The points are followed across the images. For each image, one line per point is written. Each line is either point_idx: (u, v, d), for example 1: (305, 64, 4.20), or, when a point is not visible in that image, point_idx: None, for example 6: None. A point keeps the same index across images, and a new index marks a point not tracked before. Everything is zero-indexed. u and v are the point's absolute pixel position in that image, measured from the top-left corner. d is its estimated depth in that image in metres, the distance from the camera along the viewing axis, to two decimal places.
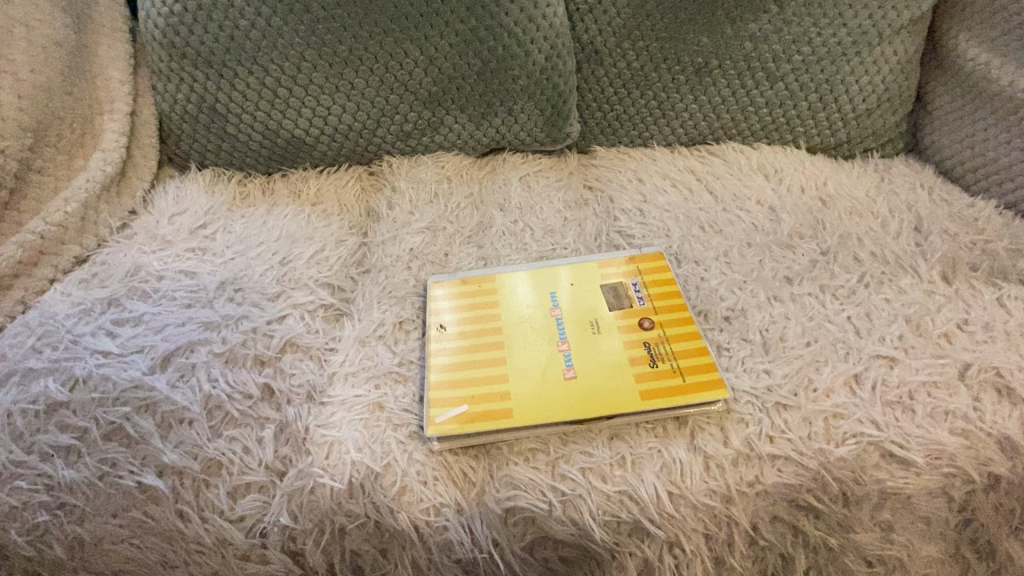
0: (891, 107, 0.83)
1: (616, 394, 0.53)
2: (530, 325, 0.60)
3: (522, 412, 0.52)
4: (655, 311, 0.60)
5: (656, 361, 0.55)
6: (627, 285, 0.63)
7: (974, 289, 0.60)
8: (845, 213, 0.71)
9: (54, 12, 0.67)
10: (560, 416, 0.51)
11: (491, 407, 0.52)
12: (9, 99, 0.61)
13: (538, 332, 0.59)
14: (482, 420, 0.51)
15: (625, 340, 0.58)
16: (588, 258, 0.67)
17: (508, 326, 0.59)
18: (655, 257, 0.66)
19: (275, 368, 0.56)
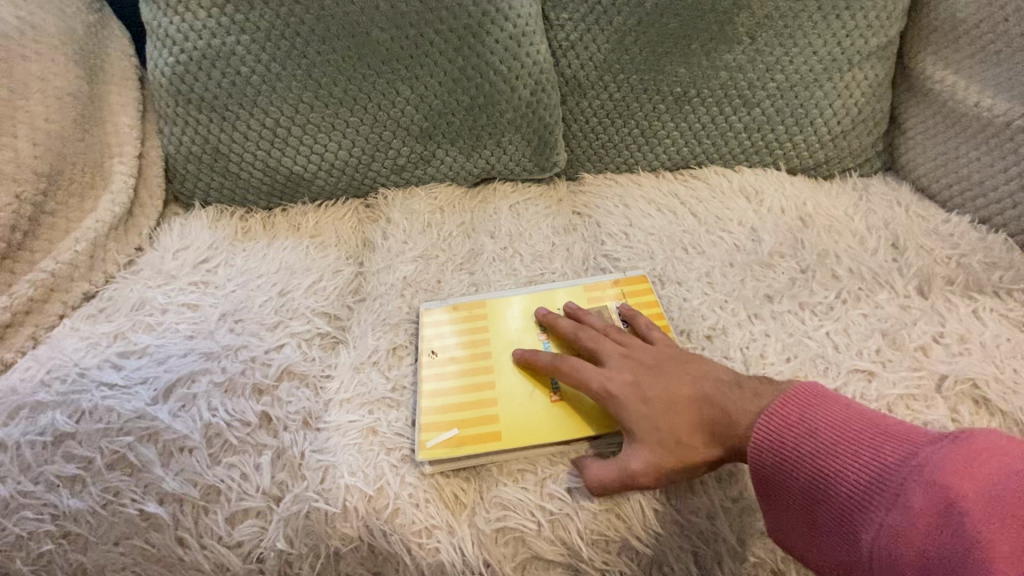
0: (866, 128, 0.86)
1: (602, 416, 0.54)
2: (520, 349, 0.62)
3: (511, 435, 0.54)
4: None
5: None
6: (611, 308, 0.65)
7: (950, 303, 0.62)
8: (824, 232, 0.74)
9: (68, 64, 0.70)
10: (547, 438, 0.53)
11: (480, 431, 0.54)
12: (24, 147, 0.64)
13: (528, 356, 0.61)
14: (472, 444, 0.53)
15: None
16: (576, 282, 0.70)
17: (498, 351, 0.62)
18: (639, 280, 0.69)
19: (272, 397, 0.58)
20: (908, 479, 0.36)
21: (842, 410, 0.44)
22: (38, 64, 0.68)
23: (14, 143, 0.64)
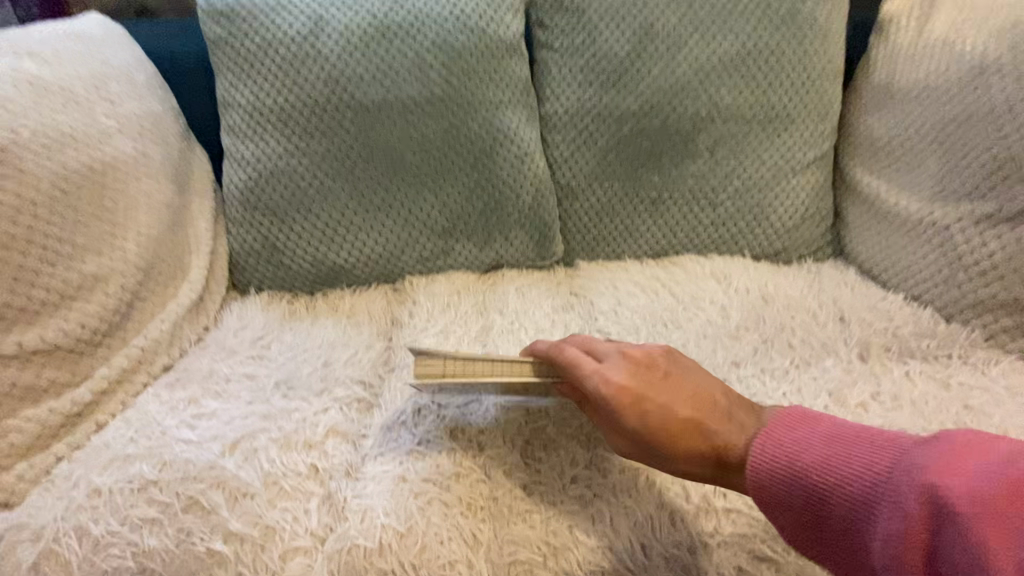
0: (815, 222, 1.03)
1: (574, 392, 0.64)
2: None
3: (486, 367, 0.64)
4: None
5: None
6: None
7: (884, 366, 0.77)
8: (783, 308, 0.87)
9: (165, 182, 0.86)
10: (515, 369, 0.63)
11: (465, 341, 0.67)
12: (130, 248, 0.78)
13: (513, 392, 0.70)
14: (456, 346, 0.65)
15: None
16: None
17: None
18: None
19: (320, 451, 0.69)
20: (902, 475, 0.47)
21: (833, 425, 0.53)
22: (146, 183, 0.83)
23: (125, 247, 0.78)
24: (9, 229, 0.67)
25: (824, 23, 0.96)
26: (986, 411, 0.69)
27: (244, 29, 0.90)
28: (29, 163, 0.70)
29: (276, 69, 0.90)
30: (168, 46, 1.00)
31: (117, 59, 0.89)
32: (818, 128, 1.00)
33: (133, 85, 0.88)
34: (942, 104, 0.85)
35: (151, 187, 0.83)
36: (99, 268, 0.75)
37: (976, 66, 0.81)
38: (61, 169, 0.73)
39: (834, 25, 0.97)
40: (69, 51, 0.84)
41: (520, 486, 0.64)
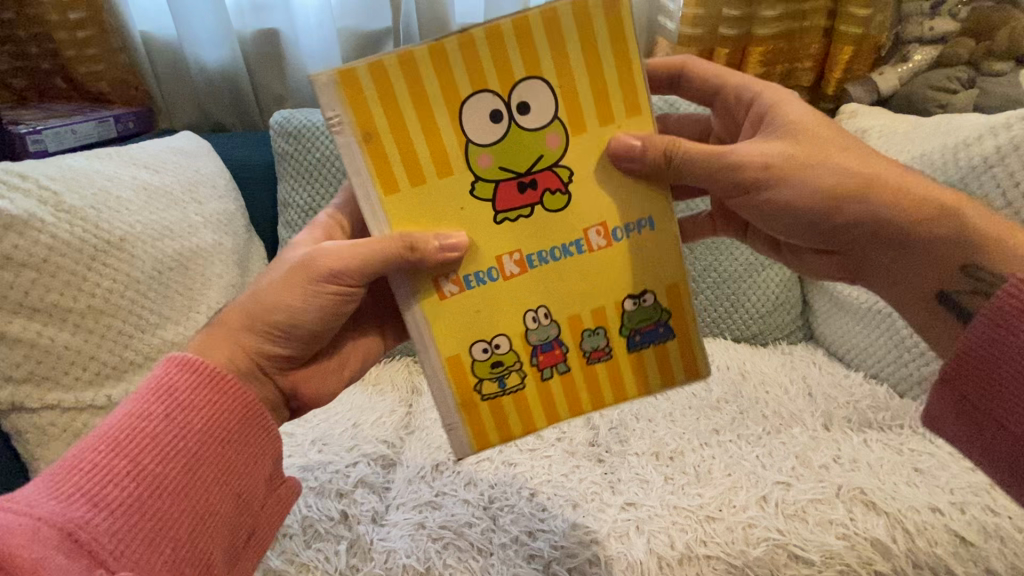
0: (787, 308, 1.11)
1: (597, 292, 0.58)
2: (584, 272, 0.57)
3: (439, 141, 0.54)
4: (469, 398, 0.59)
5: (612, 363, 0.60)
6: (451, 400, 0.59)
7: (846, 434, 0.89)
8: (758, 383, 0.99)
9: (230, 265, 1.00)
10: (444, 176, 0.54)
11: (421, 129, 0.53)
12: (201, 318, 0.92)
13: (488, 308, 0.57)
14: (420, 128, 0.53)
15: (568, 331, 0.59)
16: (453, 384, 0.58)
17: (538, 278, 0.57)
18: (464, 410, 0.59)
19: (350, 498, 0.80)
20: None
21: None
22: (214, 265, 0.98)
23: (198, 317, 0.92)
24: (116, 300, 0.83)
25: None
26: (934, 473, 0.82)
27: (306, 146, 1.10)
28: (138, 248, 0.88)
29: (330, 178, 1.10)
30: (243, 157, 1.22)
31: (205, 168, 1.07)
32: None
33: (216, 189, 1.06)
34: None
35: (221, 271, 0.98)
36: (177, 335, 0.89)
37: None
38: (160, 254, 0.90)
39: None
40: (170, 162, 1.03)
41: (526, 533, 0.75)
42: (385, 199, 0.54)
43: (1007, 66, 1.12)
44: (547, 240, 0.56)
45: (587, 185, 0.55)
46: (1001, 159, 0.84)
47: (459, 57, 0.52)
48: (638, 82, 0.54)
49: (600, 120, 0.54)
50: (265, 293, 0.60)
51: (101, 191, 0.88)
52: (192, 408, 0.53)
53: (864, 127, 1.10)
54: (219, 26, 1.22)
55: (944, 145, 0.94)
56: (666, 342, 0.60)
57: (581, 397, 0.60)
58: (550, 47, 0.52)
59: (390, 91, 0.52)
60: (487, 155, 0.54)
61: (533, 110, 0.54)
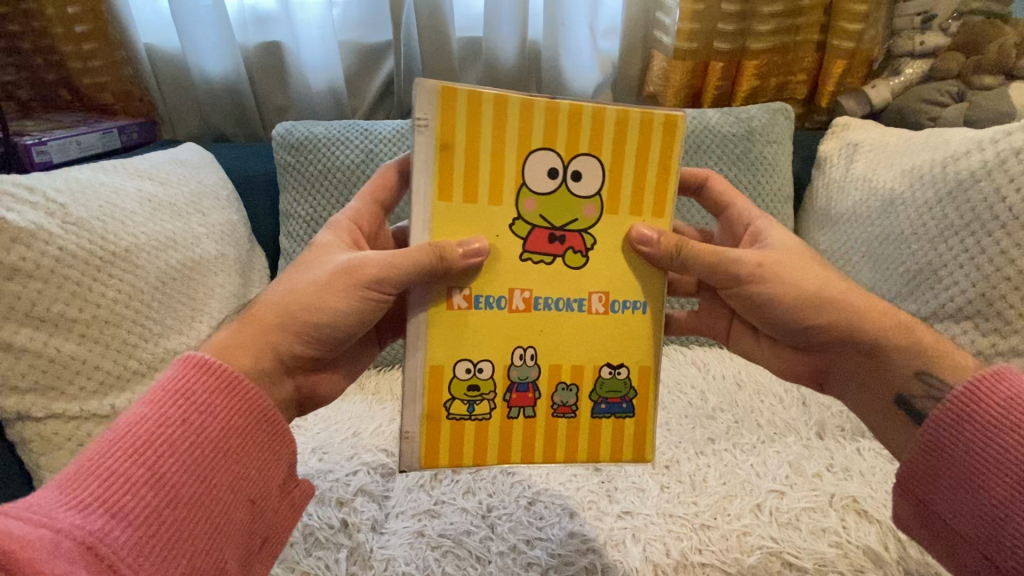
0: None
1: (579, 347, 0.61)
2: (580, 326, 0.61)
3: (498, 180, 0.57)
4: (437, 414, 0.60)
5: (573, 423, 0.62)
6: (414, 412, 0.59)
7: (839, 443, 0.90)
8: (753, 392, 1.00)
9: (233, 276, 1.03)
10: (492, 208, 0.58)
11: (489, 162, 0.57)
12: (204, 328, 0.94)
13: (485, 333, 0.59)
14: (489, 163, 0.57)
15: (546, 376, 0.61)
16: (427, 400, 0.59)
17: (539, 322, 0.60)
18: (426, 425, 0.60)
19: (350, 507, 0.81)
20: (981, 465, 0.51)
21: (987, 424, 0.52)
22: (218, 277, 1.00)
23: (200, 327, 0.94)
24: (121, 311, 0.85)
25: (772, 159, 1.17)
26: None
27: (308, 157, 1.12)
28: (142, 259, 0.89)
29: (332, 189, 1.11)
30: (245, 168, 1.24)
31: (209, 179, 1.09)
32: None
33: (219, 200, 1.07)
34: (865, 226, 1.03)
35: (223, 281, 1.01)
36: (179, 344, 0.91)
37: (887, 199, 1.01)
38: (164, 265, 0.92)
39: (780, 161, 1.18)
40: (174, 173, 1.04)
41: (524, 542, 0.76)
42: (437, 203, 0.57)
43: (997, 80, 1.15)
44: (560, 289, 0.59)
45: (608, 256, 0.60)
46: (989, 173, 0.86)
47: (543, 116, 0.57)
48: (671, 187, 0.60)
49: (632, 209, 0.60)
50: (307, 290, 0.60)
51: (107, 203, 0.90)
52: (209, 411, 0.52)
53: (856, 139, 1.12)
54: (223, 39, 1.24)
55: (933, 159, 0.96)
56: (625, 417, 0.63)
57: (535, 443, 0.62)
58: (615, 138, 0.58)
59: (475, 113, 0.56)
60: (533, 201, 0.58)
61: (585, 179, 0.58)
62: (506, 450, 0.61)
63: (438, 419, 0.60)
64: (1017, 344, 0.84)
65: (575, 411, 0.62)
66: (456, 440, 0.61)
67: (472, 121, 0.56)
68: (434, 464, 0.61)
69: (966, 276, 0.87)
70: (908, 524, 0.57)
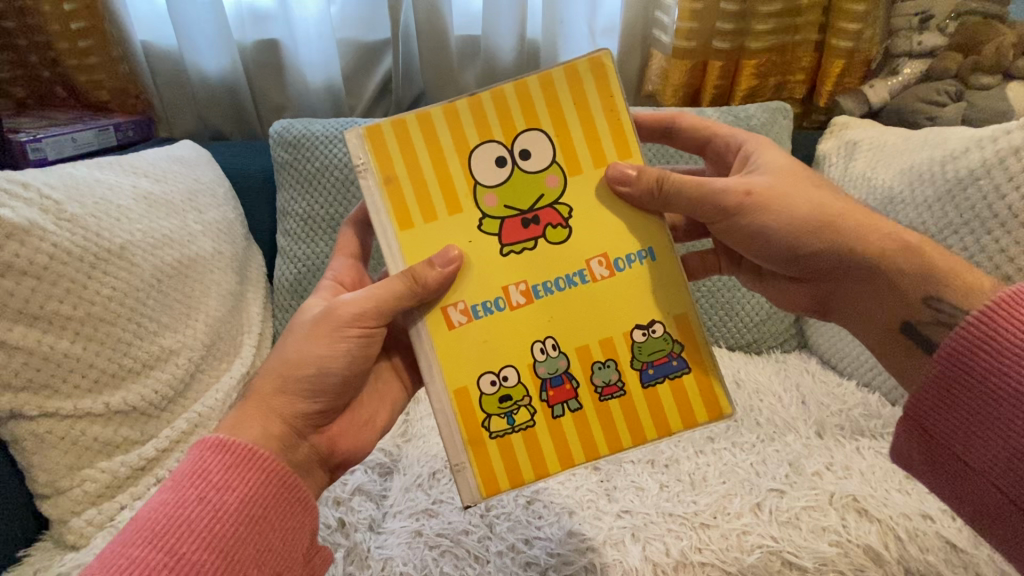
0: (782, 316, 1.11)
1: (608, 321, 0.59)
2: (602, 305, 0.59)
3: (452, 187, 0.59)
4: (473, 429, 0.59)
5: (624, 395, 0.60)
6: (453, 433, 0.59)
7: (839, 442, 0.90)
8: (752, 391, 1.00)
9: (230, 274, 1.02)
10: (455, 213, 0.59)
11: (436, 174, 0.59)
12: (200, 327, 0.94)
13: (494, 339, 0.58)
14: (436, 175, 0.59)
15: (580, 359, 0.59)
16: (461, 416, 0.59)
17: (542, 307, 0.59)
18: (467, 440, 0.59)
19: (347, 506, 0.81)
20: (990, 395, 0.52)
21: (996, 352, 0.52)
22: (214, 275, 0.99)
23: (196, 326, 0.93)
24: (115, 309, 0.84)
25: None
26: None
27: (306, 156, 1.11)
28: (137, 256, 0.88)
29: (330, 188, 1.11)
30: (242, 165, 1.23)
31: (205, 176, 1.08)
32: None
33: (215, 198, 1.07)
34: None
35: (220, 279, 0.99)
36: (174, 342, 0.90)
37: (886, 198, 1.00)
38: (159, 262, 0.91)
39: None
40: (170, 171, 1.04)
41: (522, 541, 0.75)
42: (400, 234, 0.59)
43: (995, 80, 1.14)
44: (551, 274, 0.59)
45: (589, 225, 0.59)
46: (988, 171, 0.86)
47: (470, 117, 0.59)
48: (627, 128, 0.60)
49: (594, 162, 0.59)
50: (292, 352, 0.60)
51: (102, 201, 0.89)
52: (226, 488, 0.52)
53: (856, 138, 1.12)
54: (220, 36, 1.23)
55: (932, 158, 0.96)
56: (681, 375, 0.60)
57: (595, 433, 0.59)
58: (546, 108, 0.59)
59: (406, 140, 0.59)
60: (493, 195, 0.59)
61: (533, 156, 0.59)
62: (565, 454, 0.59)
63: (475, 432, 0.59)
64: None
65: (624, 384, 0.59)
66: (510, 462, 0.59)
67: (407, 151, 0.59)
68: (497, 490, 0.59)
69: None
70: (912, 461, 0.59)
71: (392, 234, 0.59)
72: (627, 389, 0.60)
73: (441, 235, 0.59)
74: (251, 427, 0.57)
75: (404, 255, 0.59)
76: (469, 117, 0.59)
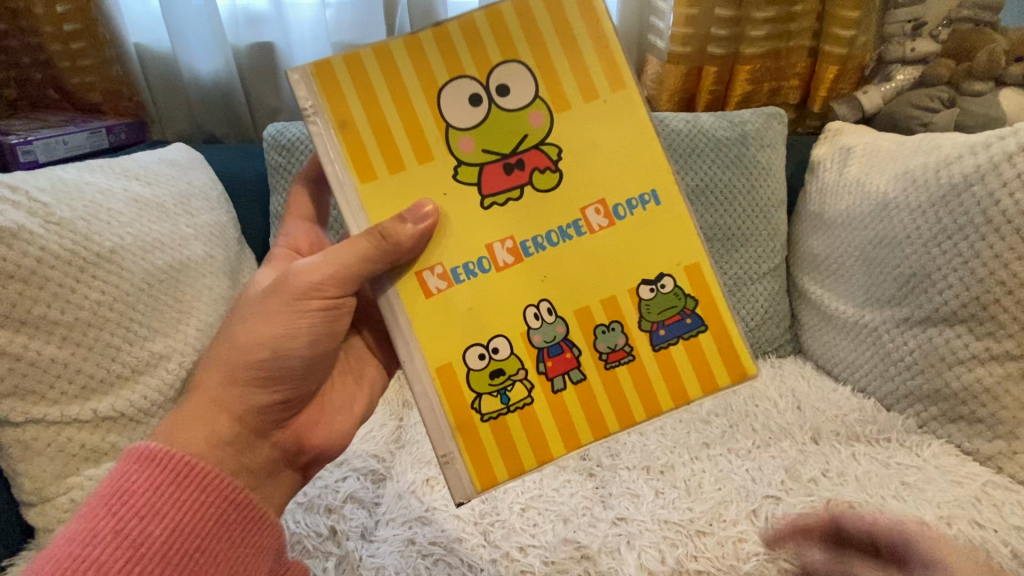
0: (775, 323, 1.14)
1: (610, 282, 0.57)
2: (602, 264, 0.57)
3: (422, 130, 0.55)
4: (467, 415, 0.56)
5: (632, 359, 0.58)
6: (445, 420, 0.56)
7: (835, 447, 0.90)
8: (748, 396, 1.00)
9: (222, 278, 1.01)
10: (427, 161, 0.55)
11: (402, 117, 0.55)
12: (192, 332, 0.93)
13: (478, 307, 0.56)
14: (403, 116, 0.55)
15: (582, 326, 0.57)
16: (450, 397, 0.56)
17: (537, 270, 0.56)
18: (458, 426, 0.56)
19: (339, 514, 0.80)
20: None
21: None
22: (207, 279, 0.98)
23: (187, 331, 0.92)
24: (104, 314, 0.82)
25: (767, 164, 1.13)
26: (921, 487, 0.82)
27: (299, 159, 1.11)
28: (127, 261, 0.87)
29: None
30: (236, 168, 1.22)
31: (197, 179, 1.07)
32: (769, 245, 1.14)
33: (208, 201, 1.06)
34: (860, 230, 1.03)
35: (212, 283, 0.98)
36: (165, 347, 0.89)
37: (880, 203, 1.00)
38: (149, 266, 0.90)
39: (774, 165, 1.15)
40: (162, 174, 1.02)
41: (517, 549, 0.75)
42: (363, 185, 0.54)
43: (987, 87, 1.14)
44: (536, 229, 0.56)
45: (574, 171, 0.56)
46: (982, 177, 0.85)
47: (436, 51, 0.55)
48: (611, 60, 0.56)
49: (576, 99, 0.56)
50: (245, 336, 0.58)
51: (91, 204, 0.88)
52: (163, 514, 0.47)
53: (849, 144, 1.11)
54: (214, 39, 1.23)
55: (926, 163, 0.95)
56: (696, 333, 0.58)
57: (601, 407, 0.57)
58: (522, 40, 0.55)
59: (363, 79, 0.54)
60: (467, 138, 0.55)
61: (510, 93, 0.55)
62: (569, 434, 0.57)
63: (468, 416, 0.56)
64: (1010, 348, 0.84)
65: (631, 349, 0.57)
66: (507, 448, 0.57)
67: (366, 92, 0.54)
68: (495, 482, 0.57)
69: (959, 280, 0.87)
70: None
71: (354, 188, 0.55)
72: (636, 356, 0.58)
73: (412, 185, 0.55)
74: (217, 424, 0.56)
75: (372, 209, 0.55)
76: (436, 52, 0.55)
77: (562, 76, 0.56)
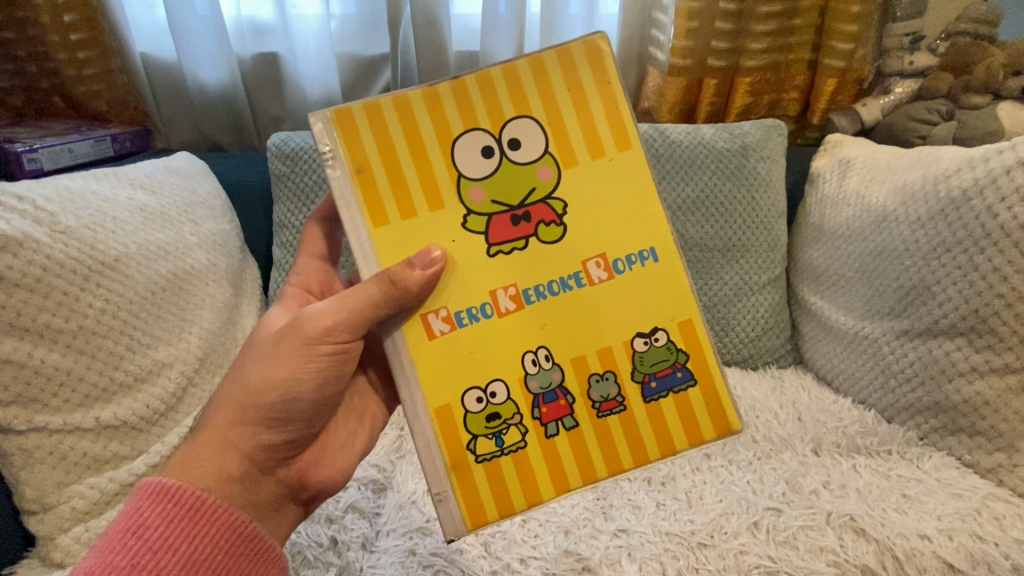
0: (775, 333, 1.15)
1: (606, 329, 0.58)
2: (600, 311, 0.57)
3: (434, 180, 0.56)
4: (460, 454, 0.57)
5: (622, 409, 0.59)
6: (438, 459, 0.56)
7: (835, 459, 0.90)
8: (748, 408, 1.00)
9: (225, 287, 1.01)
10: (438, 209, 0.56)
11: (415, 164, 0.56)
12: (194, 340, 0.93)
13: (480, 351, 0.56)
14: (417, 167, 0.56)
15: (576, 372, 0.58)
16: (446, 437, 0.56)
17: (537, 315, 0.57)
18: (453, 466, 0.56)
19: (340, 524, 0.79)
20: None
21: None
22: (210, 288, 0.99)
23: (190, 339, 0.93)
24: (108, 322, 0.83)
25: (765, 174, 1.14)
26: (922, 499, 0.82)
27: (302, 168, 1.11)
28: (131, 269, 0.88)
29: None
30: (239, 177, 1.23)
31: (201, 188, 1.08)
32: (768, 256, 1.15)
33: (211, 210, 1.06)
34: (860, 242, 1.03)
35: (214, 292, 0.99)
36: (167, 355, 0.89)
37: (879, 216, 1.00)
38: (153, 275, 0.90)
39: (773, 176, 1.15)
40: (167, 183, 1.03)
41: (518, 560, 0.75)
42: (375, 231, 0.55)
43: (985, 100, 1.15)
44: (543, 276, 0.57)
45: (583, 221, 0.57)
46: (981, 191, 0.86)
47: (452, 103, 0.56)
48: (622, 113, 0.57)
49: (588, 152, 0.57)
50: (257, 378, 0.59)
51: (97, 213, 0.89)
52: (171, 547, 0.51)
53: (849, 155, 1.12)
54: (219, 49, 1.24)
55: (924, 176, 0.96)
56: (686, 388, 0.59)
57: (591, 453, 0.58)
58: (536, 94, 0.56)
59: (381, 127, 0.55)
60: (479, 188, 0.56)
61: (523, 147, 0.56)
62: (559, 479, 0.58)
63: (463, 455, 0.57)
64: (1010, 360, 0.85)
65: (623, 399, 0.58)
66: (498, 492, 0.57)
67: (384, 143, 0.55)
68: (484, 521, 0.57)
69: (959, 293, 0.88)
70: None
71: (363, 229, 0.55)
72: (627, 404, 0.58)
73: (422, 233, 0.56)
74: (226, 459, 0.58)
75: (381, 256, 0.56)
76: (452, 103, 0.56)
77: (575, 125, 0.57)
